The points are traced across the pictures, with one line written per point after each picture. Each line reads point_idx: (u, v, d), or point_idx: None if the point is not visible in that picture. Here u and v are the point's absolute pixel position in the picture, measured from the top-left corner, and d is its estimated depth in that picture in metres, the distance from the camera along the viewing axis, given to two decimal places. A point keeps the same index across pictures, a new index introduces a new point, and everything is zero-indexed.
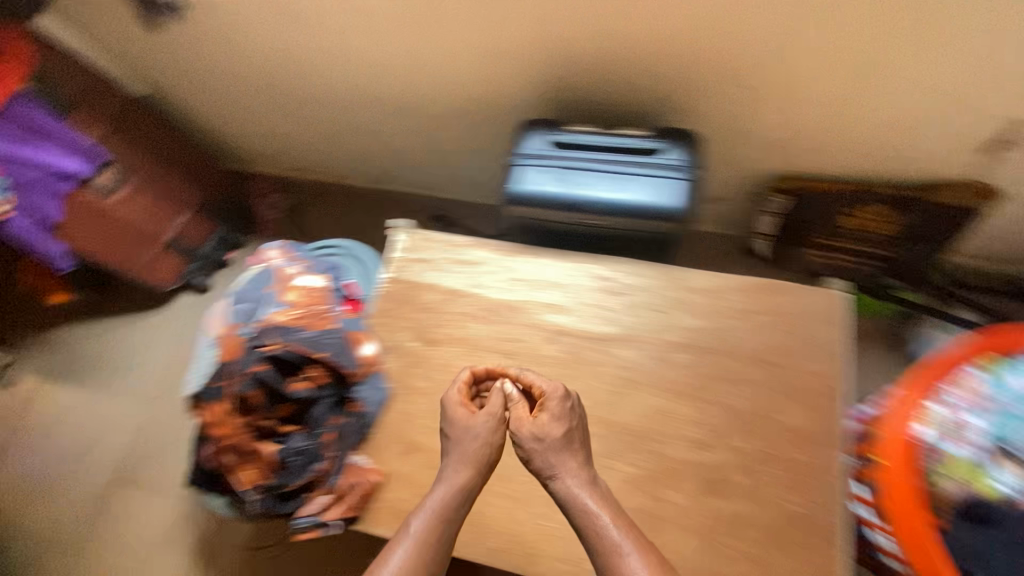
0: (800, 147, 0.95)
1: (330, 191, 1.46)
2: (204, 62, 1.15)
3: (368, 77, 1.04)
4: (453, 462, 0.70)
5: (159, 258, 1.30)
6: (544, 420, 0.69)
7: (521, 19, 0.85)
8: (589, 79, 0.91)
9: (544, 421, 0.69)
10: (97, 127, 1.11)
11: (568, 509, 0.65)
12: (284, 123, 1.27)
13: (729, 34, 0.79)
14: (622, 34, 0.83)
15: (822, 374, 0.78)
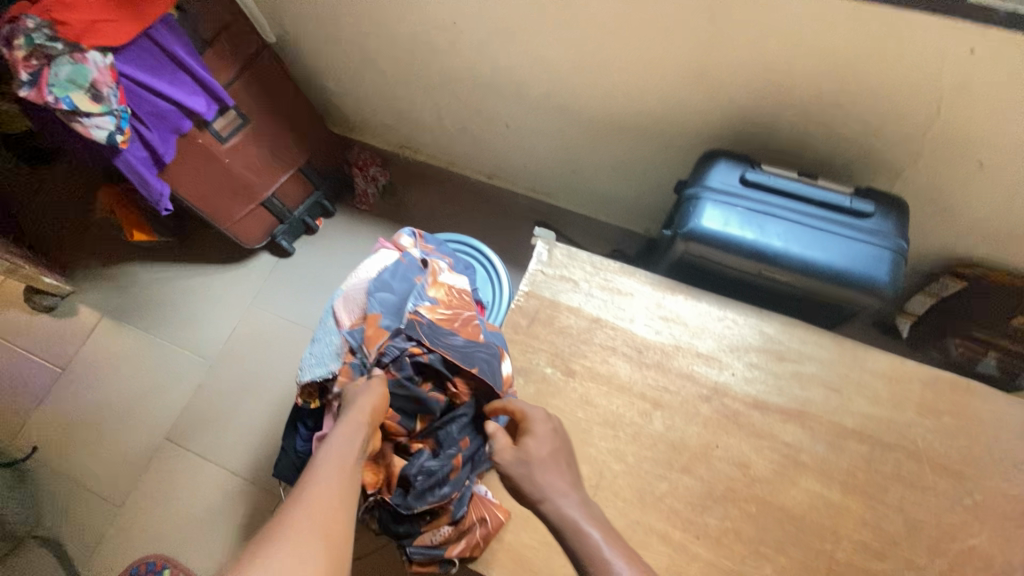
0: (1003, 237, 0.85)
1: (433, 176, 1.39)
2: (349, 26, 1.04)
3: (531, 71, 0.95)
4: (339, 429, 0.59)
5: (252, 215, 1.23)
6: (528, 444, 0.61)
7: (754, 46, 0.73)
8: (794, 120, 0.80)
9: (528, 445, 0.61)
10: (229, 70, 1.03)
11: (562, 536, 0.53)
12: (410, 101, 1.18)
13: (1003, 109, 0.67)
14: (866, 83, 0.71)
15: (1015, 498, 0.69)
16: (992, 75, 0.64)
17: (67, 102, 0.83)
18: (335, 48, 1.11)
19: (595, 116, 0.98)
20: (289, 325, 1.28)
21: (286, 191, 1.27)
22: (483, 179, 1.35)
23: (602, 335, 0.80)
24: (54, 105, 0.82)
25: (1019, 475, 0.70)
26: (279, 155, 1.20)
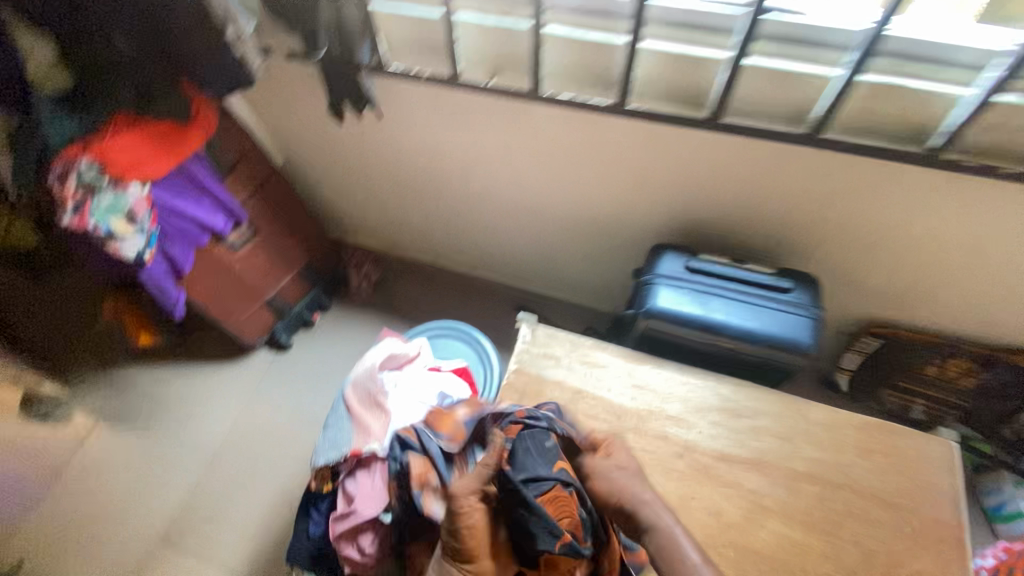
0: (905, 303, 1.02)
1: (419, 271, 1.53)
2: (347, 156, 1.21)
3: (503, 192, 1.11)
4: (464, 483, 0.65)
5: (255, 314, 1.33)
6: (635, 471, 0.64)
7: (683, 171, 0.91)
8: (726, 219, 0.98)
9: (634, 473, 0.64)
10: (243, 190, 1.18)
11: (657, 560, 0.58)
12: (399, 210, 1.33)
13: (878, 213, 0.86)
14: (774, 196, 0.90)
15: (947, 524, 0.81)
16: (864, 184, 0.83)
17: (106, 227, 0.91)
18: (334, 169, 1.28)
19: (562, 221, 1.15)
20: (288, 417, 1.34)
21: (286, 291, 1.38)
22: (465, 270, 1.49)
23: (583, 404, 0.91)
24: (93, 230, 0.90)
25: (948, 504, 0.82)
26: (281, 259, 1.33)
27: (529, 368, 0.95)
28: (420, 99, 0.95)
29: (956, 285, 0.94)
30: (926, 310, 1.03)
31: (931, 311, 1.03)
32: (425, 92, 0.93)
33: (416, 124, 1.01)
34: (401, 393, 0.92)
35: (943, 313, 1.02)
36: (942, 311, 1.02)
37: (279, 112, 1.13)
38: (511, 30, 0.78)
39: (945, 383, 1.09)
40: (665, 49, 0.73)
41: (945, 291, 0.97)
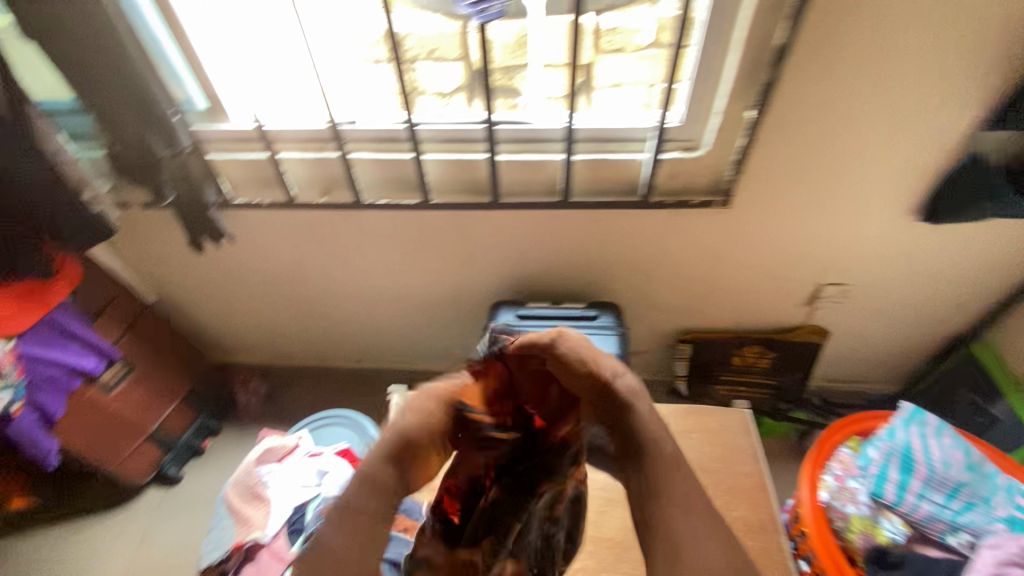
0: (700, 313, 1.27)
1: (308, 375, 1.60)
2: (215, 281, 1.32)
3: (363, 282, 1.27)
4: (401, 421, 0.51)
5: (138, 452, 1.33)
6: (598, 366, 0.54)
7: (496, 240, 1.14)
8: (544, 270, 1.20)
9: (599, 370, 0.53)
10: (113, 331, 1.24)
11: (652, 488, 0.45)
12: (276, 320, 1.44)
13: (643, 246, 1.12)
14: (567, 246, 1.14)
15: (754, 474, 0.98)
16: (623, 226, 1.08)
17: None
18: (206, 294, 1.38)
19: (419, 300, 1.32)
20: (185, 550, 1.32)
21: (170, 422, 1.39)
22: (351, 365, 1.58)
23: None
24: None
25: (751, 457, 1.00)
26: (161, 390, 1.36)
27: None
28: (269, 220, 1.13)
29: (724, 290, 1.20)
30: (720, 315, 1.27)
31: (723, 315, 1.27)
32: (271, 214, 1.12)
33: (272, 240, 1.18)
34: (281, 483, 1.00)
35: (730, 316, 1.27)
36: (729, 315, 1.26)
37: (143, 252, 1.25)
38: (328, 157, 1.01)
39: (749, 369, 1.32)
40: (437, 157, 0.98)
41: (720, 297, 1.22)
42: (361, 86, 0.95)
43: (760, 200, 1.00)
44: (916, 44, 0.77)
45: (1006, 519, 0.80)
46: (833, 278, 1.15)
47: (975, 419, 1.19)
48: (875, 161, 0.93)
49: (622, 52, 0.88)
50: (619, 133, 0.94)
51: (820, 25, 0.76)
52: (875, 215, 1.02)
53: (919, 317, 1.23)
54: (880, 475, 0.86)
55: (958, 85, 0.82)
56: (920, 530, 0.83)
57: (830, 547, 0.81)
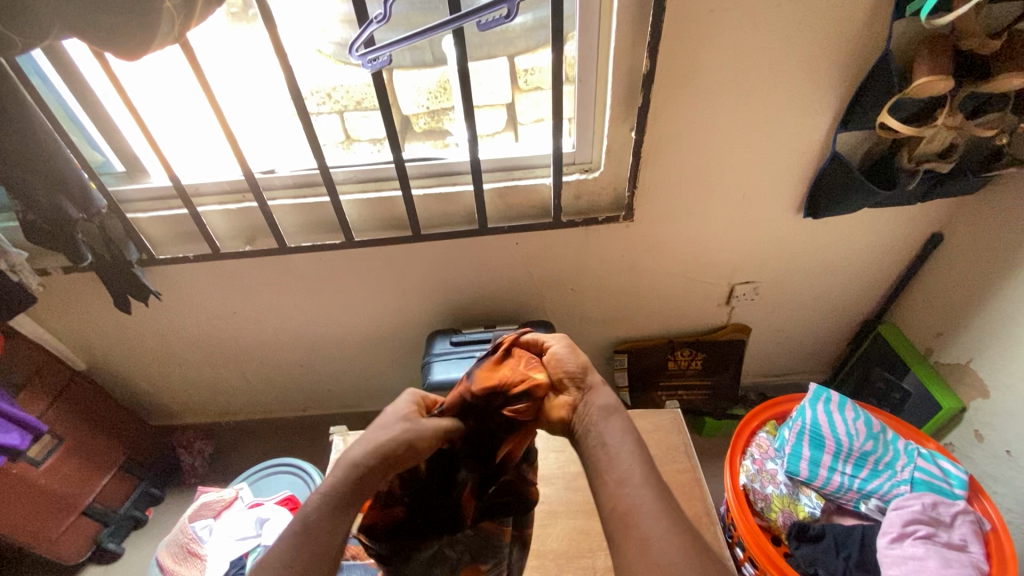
0: (630, 323, 1.33)
1: (256, 428, 1.57)
2: (149, 340, 1.31)
3: (301, 326, 1.29)
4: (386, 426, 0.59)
5: (72, 528, 1.26)
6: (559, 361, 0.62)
7: (424, 271, 1.18)
8: (475, 297, 1.24)
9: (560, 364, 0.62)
10: (39, 403, 1.19)
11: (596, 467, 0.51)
12: (217, 375, 1.43)
13: (564, 263, 1.18)
14: (493, 270, 1.19)
15: (689, 469, 1.01)
16: (541, 247, 1.14)
17: None
18: (140, 355, 1.35)
19: (359, 339, 1.33)
20: None
21: (107, 493, 1.34)
22: (299, 413, 1.56)
23: None
24: None
25: (684, 454, 1.03)
26: (96, 460, 1.30)
27: None
28: (196, 273, 1.15)
29: (648, 298, 1.27)
30: (648, 323, 1.34)
31: (652, 323, 1.33)
32: (198, 267, 1.13)
33: (203, 292, 1.19)
34: (217, 538, 0.99)
35: (658, 322, 1.33)
36: (657, 321, 1.33)
37: (70, 318, 1.23)
38: (249, 207, 1.05)
39: (684, 372, 1.38)
40: (354, 197, 1.06)
41: (645, 305, 1.28)
42: (274, 136, 1.06)
43: (660, 210, 1.08)
44: (762, 61, 0.88)
45: (910, 480, 0.87)
46: (742, 277, 1.24)
47: (891, 396, 1.27)
48: (753, 167, 1.03)
49: (539, 89, 1.06)
50: (519, 162, 1.04)
51: (675, 51, 0.86)
52: (765, 216, 1.11)
53: (828, 306, 1.32)
54: (795, 454, 0.92)
55: (808, 94, 0.92)
56: (835, 502, 0.91)
57: (753, 528, 0.85)
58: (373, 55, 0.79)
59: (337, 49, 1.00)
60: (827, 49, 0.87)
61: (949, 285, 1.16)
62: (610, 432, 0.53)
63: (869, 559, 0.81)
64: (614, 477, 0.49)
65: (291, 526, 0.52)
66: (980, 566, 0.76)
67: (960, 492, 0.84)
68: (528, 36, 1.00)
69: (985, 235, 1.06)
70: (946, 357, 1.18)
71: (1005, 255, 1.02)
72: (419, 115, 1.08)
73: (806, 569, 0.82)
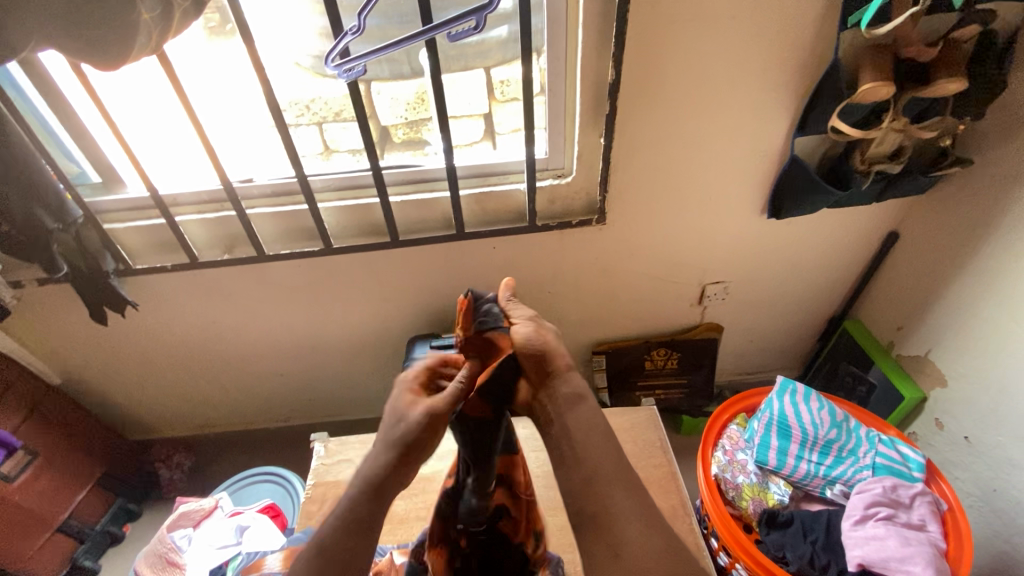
0: (607, 324, 1.36)
1: (237, 440, 1.56)
2: (127, 352, 1.30)
3: (282, 334, 1.30)
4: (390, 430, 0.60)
5: (46, 545, 1.23)
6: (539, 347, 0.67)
7: (404, 277, 1.20)
8: (454, 302, 1.26)
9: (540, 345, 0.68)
10: (12, 417, 1.17)
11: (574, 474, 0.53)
12: (197, 386, 1.42)
13: (541, 266, 1.21)
14: (472, 274, 1.21)
15: (664, 464, 1.03)
16: (518, 251, 1.17)
17: None
18: (117, 367, 1.34)
19: (341, 346, 1.34)
20: None
21: (83, 509, 1.31)
22: (281, 423, 1.56)
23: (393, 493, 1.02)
24: None
25: (660, 449, 1.06)
26: (72, 474, 1.28)
27: (326, 480, 1.05)
28: (175, 283, 1.15)
29: (623, 299, 1.30)
30: (625, 324, 1.37)
31: (628, 324, 1.37)
32: (176, 277, 1.14)
33: (182, 301, 1.19)
34: (196, 547, 0.99)
35: (634, 323, 1.37)
36: (632, 323, 1.37)
37: (45, 332, 1.22)
38: (226, 216, 1.06)
39: (661, 371, 1.42)
40: (333, 204, 1.08)
41: (621, 306, 1.32)
42: (252, 145, 1.07)
43: (631, 214, 1.12)
44: (721, 71, 0.93)
45: (872, 465, 0.91)
46: (713, 277, 1.28)
47: (858, 388, 1.32)
48: (718, 171, 1.07)
49: (515, 99, 1.09)
50: (494, 168, 1.08)
51: (639, 62, 0.90)
52: (732, 218, 1.16)
53: (796, 305, 1.37)
54: (764, 444, 0.95)
55: (766, 102, 0.98)
56: (803, 489, 0.95)
57: (725, 515, 0.88)
58: (349, 65, 0.81)
59: (315, 62, 1.02)
60: (781, 58, 0.92)
61: (907, 281, 1.22)
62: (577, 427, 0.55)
63: (834, 541, 0.85)
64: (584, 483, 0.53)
65: (313, 544, 0.53)
66: (937, 544, 0.80)
67: (918, 475, 0.88)
68: (502, 48, 1.04)
69: (936, 232, 1.12)
70: (907, 350, 1.23)
71: (955, 250, 1.09)
72: (398, 126, 1.10)
73: (775, 553, 0.85)
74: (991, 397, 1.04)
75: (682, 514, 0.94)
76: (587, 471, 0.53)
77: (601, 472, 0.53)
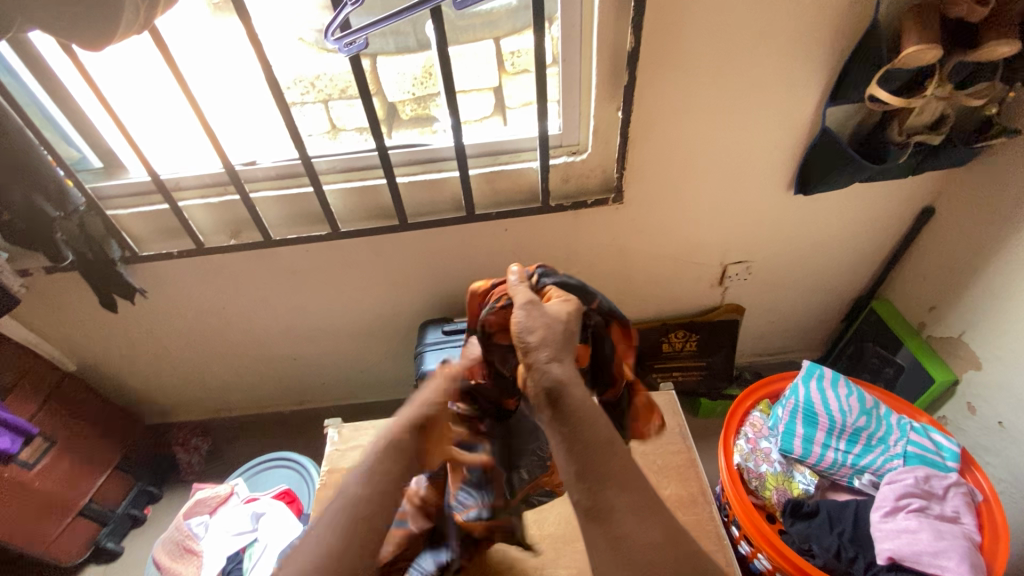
0: (622, 305, 1.32)
1: (252, 423, 1.56)
2: (139, 338, 1.30)
3: (292, 319, 1.28)
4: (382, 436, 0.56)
5: (70, 528, 1.26)
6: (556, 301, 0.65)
7: (413, 259, 1.17)
8: (465, 285, 1.23)
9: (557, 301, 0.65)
10: (29, 405, 1.17)
11: (580, 466, 0.49)
12: (211, 372, 1.42)
13: (555, 247, 1.17)
14: (483, 256, 1.17)
15: (683, 451, 0.99)
16: (530, 232, 1.13)
17: None
18: (130, 353, 1.34)
19: (351, 330, 1.32)
20: None
21: (104, 493, 1.33)
22: (295, 406, 1.56)
23: None
24: None
25: (679, 435, 1.01)
26: (92, 459, 1.29)
27: (338, 466, 1.03)
28: (182, 269, 1.13)
29: (639, 279, 1.26)
30: (641, 305, 1.33)
31: (645, 305, 1.32)
32: (183, 264, 1.12)
33: (189, 286, 1.17)
34: (212, 534, 1.00)
35: (650, 304, 1.33)
36: (648, 304, 1.32)
37: (57, 318, 1.22)
38: (230, 200, 1.03)
39: (679, 354, 1.38)
40: (338, 186, 1.04)
41: (636, 288, 1.28)
42: (254, 128, 1.03)
43: (649, 190, 1.07)
44: (749, 36, 0.86)
45: (903, 454, 0.88)
46: (734, 257, 1.23)
47: (885, 371, 1.27)
48: (742, 143, 1.01)
49: (528, 71, 1.03)
50: (505, 146, 1.03)
51: (659, 27, 0.84)
52: (756, 194, 1.10)
53: (822, 283, 1.31)
54: (789, 432, 0.92)
55: (797, 69, 0.91)
56: (829, 478, 0.92)
57: (746, 504, 0.86)
58: (349, 38, 0.77)
59: (318, 37, 0.97)
60: (815, 19, 0.85)
61: (941, 259, 1.15)
62: (580, 422, 0.51)
63: (862, 533, 0.82)
64: (601, 478, 0.48)
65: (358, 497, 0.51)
66: (972, 538, 0.77)
67: (952, 465, 0.85)
68: (513, 18, 0.97)
69: (976, 207, 1.05)
70: (939, 331, 1.18)
71: (998, 225, 1.01)
72: (405, 102, 1.05)
73: (800, 545, 0.82)
74: None
75: (701, 503, 0.91)
76: (598, 476, 0.49)
77: (603, 469, 0.49)
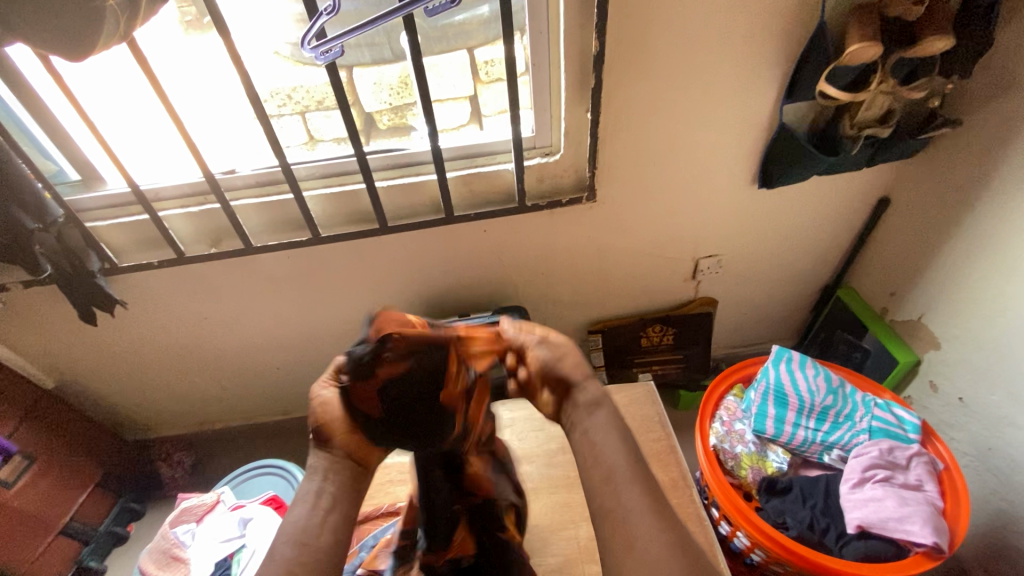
0: (600, 302, 1.35)
1: (236, 435, 1.55)
2: (118, 351, 1.29)
3: (274, 327, 1.29)
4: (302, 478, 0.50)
5: (50, 550, 1.23)
6: None
7: (395, 263, 1.19)
8: (446, 286, 1.25)
9: None
10: (6, 422, 1.15)
11: None
12: (193, 385, 1.41)
13: (534, 247, 1.20)
14: (463, 257, 1.20)
15: (662, 438, 1.02)
16: (508, 231, 1.16)
17: None
18: (111, 367, 1.33)
19: (334, 336, 1.33)
20: None
21: (85, 511, 1.31)
22: (280, 418, 1.55)
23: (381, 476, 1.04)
24: None
25: (659, 424, 1.04)
26: (73, 476, 1.28)
27: None
28: (164, 279, 1.13)
29: (615, 275, 1.29)
30: (619, 301, 1.36)
31: (623, 301, 1.36)
32: (164, 273, 1.12)
33: (170, 296, 1.17)
34: (200, 542, 1.00)
35: (627, 300, 1.36)
36: (625, 300, 1.36)
37: (35, 333, 1.21)
38: (211, 209, 1.04)
39: (658, 348, 1.42)
40: (318, 192, 1.06)
41: (613, 285, 1.32)
42: (233, 136, 1.05)
43: (621, 188, 1.11)
44: (708, 40, 0.91)
45: (868, 429, 0.92)
46: (706, 251, 1.28)
47: (853, 355, 1.32)
48: (707, 139, 1.05)
49: (501, 80, 1.07)
50: (480, 149, 1.06)
51: (623, 29, 0.88)
52: (724, 189, 1.15)
53: (791, 274, 1.36)
54: (761, 413, 0.97)
55: (754, 67, 0.96)
56: (801, 455, 0.97)
57: (721, 481, 0.90)
58: (325, 47, 0.80)
59: (294, 50, 1.00)
60: (769, 21, 0.90)
61: (899, 247, 1.22)
62: None
63: (833, 504, 0.87)
64: None
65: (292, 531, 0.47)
66: (935, 504, 0.82)
67: (914, 436, 0.90)
68: (485, 28, 1.01)
69: (928, 195, 1.12)
70: (900, 315, 1.23)
71: (949, 212, 1.08)
72: (382, 112, 1.08)
73: (776, 519, 0.86)
74: (985, 358, 1.04)
75: (681, 486, 0.94)
76: None
77: None
